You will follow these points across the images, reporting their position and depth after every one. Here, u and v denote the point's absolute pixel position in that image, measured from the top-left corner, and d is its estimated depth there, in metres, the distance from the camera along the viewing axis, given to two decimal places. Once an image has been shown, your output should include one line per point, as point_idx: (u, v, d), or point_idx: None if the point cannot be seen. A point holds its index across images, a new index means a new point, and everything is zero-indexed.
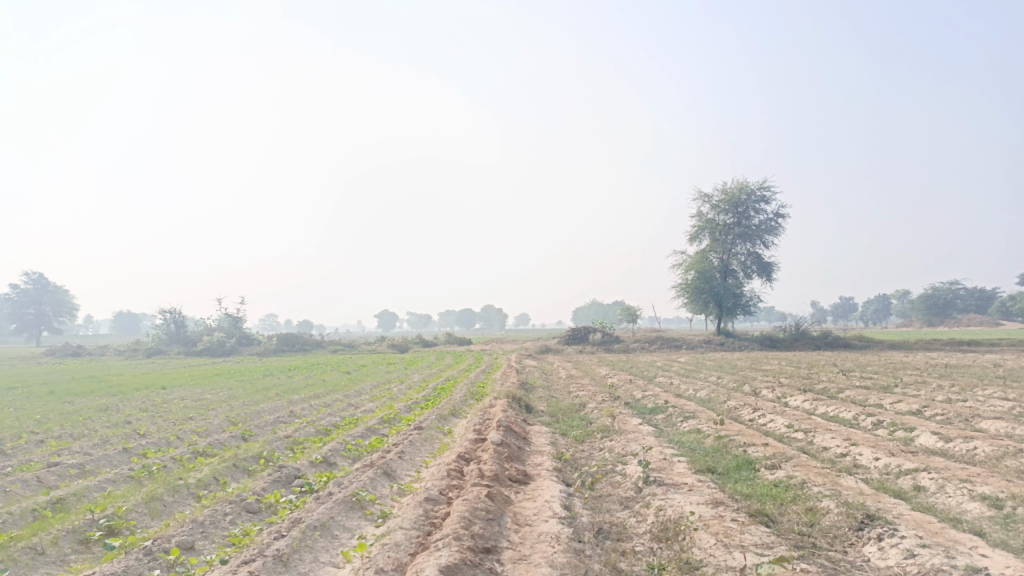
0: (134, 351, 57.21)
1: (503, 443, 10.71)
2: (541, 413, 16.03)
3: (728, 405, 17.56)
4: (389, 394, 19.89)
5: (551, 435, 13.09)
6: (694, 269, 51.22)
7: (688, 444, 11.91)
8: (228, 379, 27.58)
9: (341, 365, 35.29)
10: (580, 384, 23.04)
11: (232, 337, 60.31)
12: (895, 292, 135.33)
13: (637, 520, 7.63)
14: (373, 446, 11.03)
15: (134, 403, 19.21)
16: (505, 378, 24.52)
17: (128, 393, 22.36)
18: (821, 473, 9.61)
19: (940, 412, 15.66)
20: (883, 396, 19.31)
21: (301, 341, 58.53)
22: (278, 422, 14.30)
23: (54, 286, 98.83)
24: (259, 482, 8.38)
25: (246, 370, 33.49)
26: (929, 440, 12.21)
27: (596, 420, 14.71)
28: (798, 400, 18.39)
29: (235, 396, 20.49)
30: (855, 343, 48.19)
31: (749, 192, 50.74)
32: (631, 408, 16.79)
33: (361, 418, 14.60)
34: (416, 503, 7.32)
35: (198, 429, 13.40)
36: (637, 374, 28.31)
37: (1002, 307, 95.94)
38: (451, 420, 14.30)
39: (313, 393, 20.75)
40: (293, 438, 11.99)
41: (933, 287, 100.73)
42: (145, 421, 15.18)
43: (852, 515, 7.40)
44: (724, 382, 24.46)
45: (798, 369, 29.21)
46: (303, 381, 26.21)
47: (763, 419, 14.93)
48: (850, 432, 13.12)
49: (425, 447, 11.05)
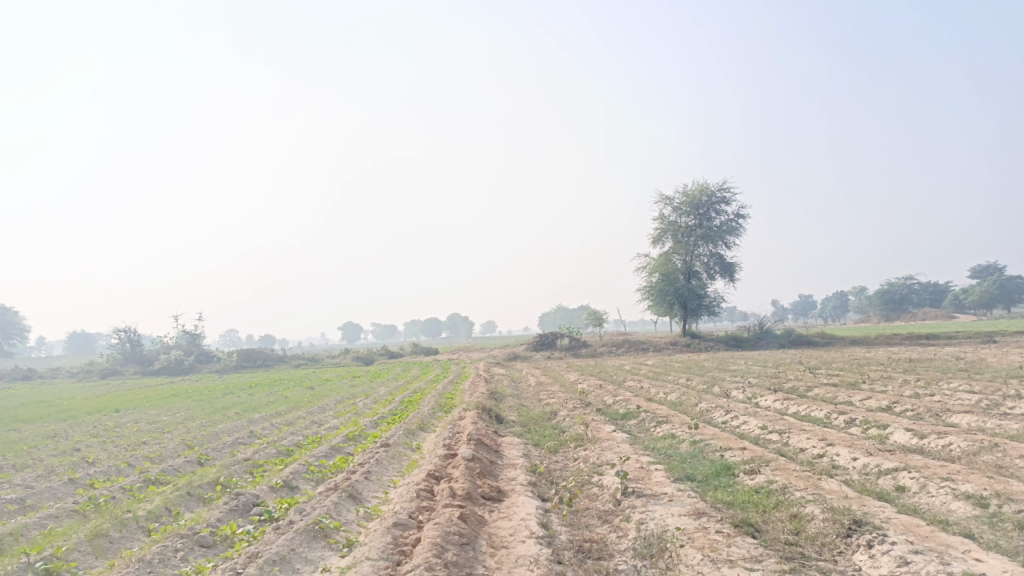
0: (88, 373, 55.25)
1: (474, 458, 10.28)
2: (512, 423, 15.63)
3: (701, 407, 17.39)
4: (354, 409, 19.30)
5: (523, 446, 12.71)
6: (658, 271, 51.42)
7: (663, 450, 11.61)
8: (186, 399, 26.60)
9: (304, 380, 34.44)
10: (550, 392, 22.69)
11: (190, 355, 58.65)
12: (852, 289, 138.10)
13: (618, 535, 7.27)
14: (338, 466, 10.51)
15: (85, 428, 18.29)
16: (473, 387, 24.07)
17: (79, 418, 21.34)
18: (801, 477, 9.37)
19: (910, 408, 15.65)
20: (852, 393, 19.34)
21: (262, 356, 57.29)
22: (238, 444, 13.66)
23: (3, 308, 95.39)
24: (214, 512, 7.81)
25: (205, 389, 32.45)
26: (903, 438, 12.11)
27: (569, 429, 14.35)
28: (768, 400, 18.31)
29: (193, 416, 19.67)
30: (817, 340, 48.80)
31: (709, 194, 51.18)
32: (603, 415, 16.48)
33: (325, 436, 14.03)
34: (384, 529, 6.85)
35: (152, 455, 12.68)
36: (607, 379, 28.12)
37: (955, 300, 98.35)
38: (419, 434, 13.81)
39: (275, 411, 20.04)
40: (252, 461, 11.38)
41: (890, 284, 102.85)
42: (94, 447, 14.35)
43: (839, 521, 7.14)
44: (694, 384, 24.34)
45: (765, 368, 29.28)
46: (264, 398, 25.42)
47: (736, 421, 14.74)
48: (825, 431, 12.98)
49: (393, 465, 10.56)
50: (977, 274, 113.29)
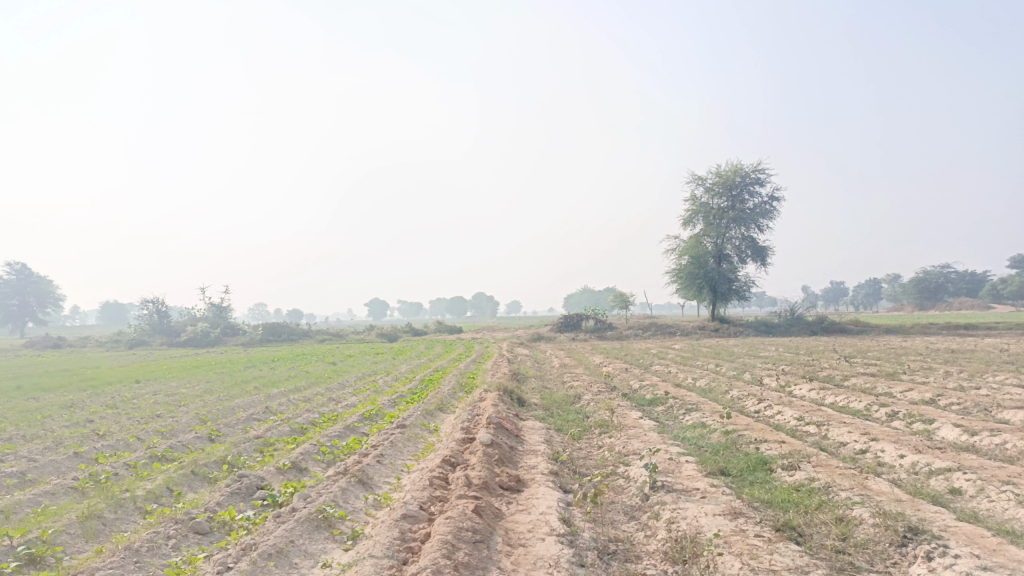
0: (116, 343, 55.77)
1: (494, 444, 9.71)
2: (534, 406, 15.06)
3: (732, 395, 16.65)
4: (373, 387, 18.90)
5: (545, 431, 12.14)
6: (688, 253, 50.36)
7: (693, 441, 10.94)
8: (207, 372, 26.49)
9: (326, 355, 34.14)
10: (574, 374, 22.08)
11: (216, 328, 58.99)
12: (885, 276, 135.13)
13: (646, 535, 6.65)
14: (351, 447, 10.01)
15: (102, 399, 18.09)
16: (496, 367, 23.56)
17: (99, 388, 21.23)
18: (847, 475, 8.65)
19: (956, 401, 14.78)
20: (891, 384, 18.43)
21: (287, 330, 57.44)
22: (251, 420, 13.25)
23: (38, 277, 96.78)
24: (214, 496, 7.33)
25: (227, 362, 32.37)
26: (952, 435, 11.30)
27: (593, 414, 13.73)
28: (803, 389, 17.48)
29: (212, 390, 19.40)
30: (851, 328, 47.46)
31: (743, 175, 49.82)
32: (629, 400, 15.84)
33: (341, 415, 13.56)
34: (391, 522, 6.31)
35: (163, 429, 12.34)
36: (633, 362, 27.44)
37: (993, 290, 95.53)
38: (438, 416, 13.28)
39: (294, 386, 19.73)
40: (263, 439, 10.93)
41: (925, 271, 100.16)
42: (107, 419, 14.05)
43: (892, 528, 6.43)
44: (723, 370, 23.58)
45: (797, 356, 28.33)
46: (285, 372, 25.13)
47: (770, 411, 14.00)
48: (866, 425, 12.21)
49: (408, 449, 10.05)
50: (1017, 264, 109.86)
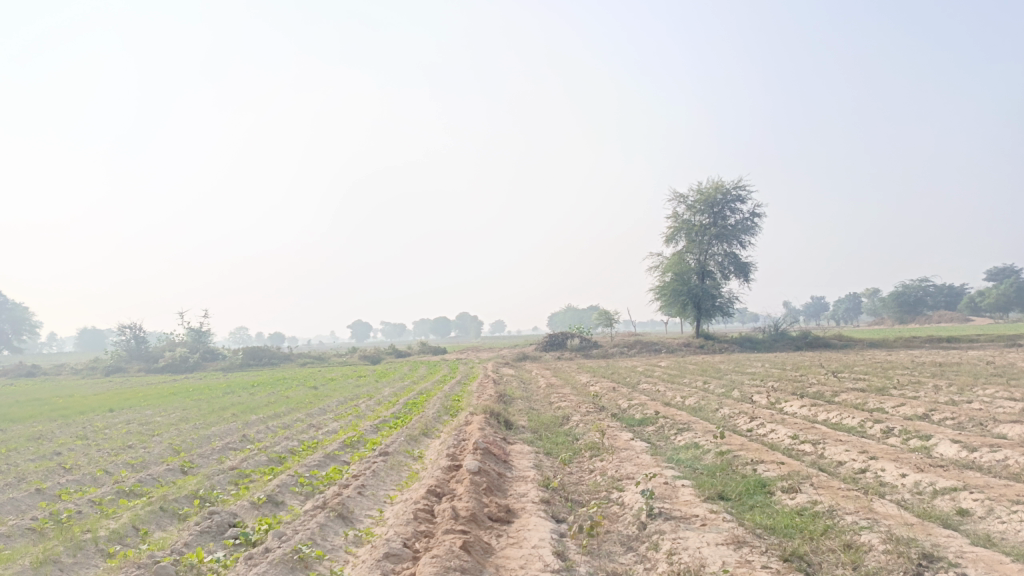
0: (92, 370, 54.54)
1: (481, 471, 9.28)
2: (521, 429, 14.63)
3: (722, 413, 16.33)
4: (356, 411, 18.34)
5: (534, 456, 11.72)
6: (671, 271, 50.29)
7: (687, 463, 10.56)
8: (184, 399, 25.76)
9: (308, 379, 33.49)
10: (561, 394, 21.66)
11: (196, 352, 57.94)
12: (865, 290, 136.34)
13: (646, 568, 6.25)
14: (331, 478, 9.52)
15: (72, 429, 17.39)
16: (482, 389, 23.13)
17: (70, 417, 20.49)
18: (850, 497, 8.30)
19: (950, 416, 14.54)
20: (882, 399, 18.19)
21: (268, 354, 56.57)
22: (227, 450, 12.70)
23: (13, 304, 95.03)
24: (182, 536, 6.82)
25: (206, 388, 31.61)
26: (952, 451, 11.01)
27: (583, 436, 13.32)
28: (794, 406, 17.19)
29: (188, 418, 18.74)
30: (835, 343, 47.48)
31: (724, 192, 50.01)
32: (618, 421, 15.46)
33: (321, 442, 13.04)
34: (372, 562, 5.84)
35: (132, 462, 11.76)
36: (619, 381, 27.11)
37: (971, 302, 96.62)
38: (422, 442, 12.81)
39: (274, 412, 19.14)
40: (238, 470, 10.41)
41: (904, 286, 101.09)
42: (75, 451, 13.43)
43: (905, 555, 6.07)
44: (711, 388, 23.27)
45: (784, 372, 28.13)
46: (265, 398, 24.50)
47: (763, 430, 13.66)
48: (863, 443, 11.90)
49: (391, 478, 9.58)
50: (994, 277, 111.17)
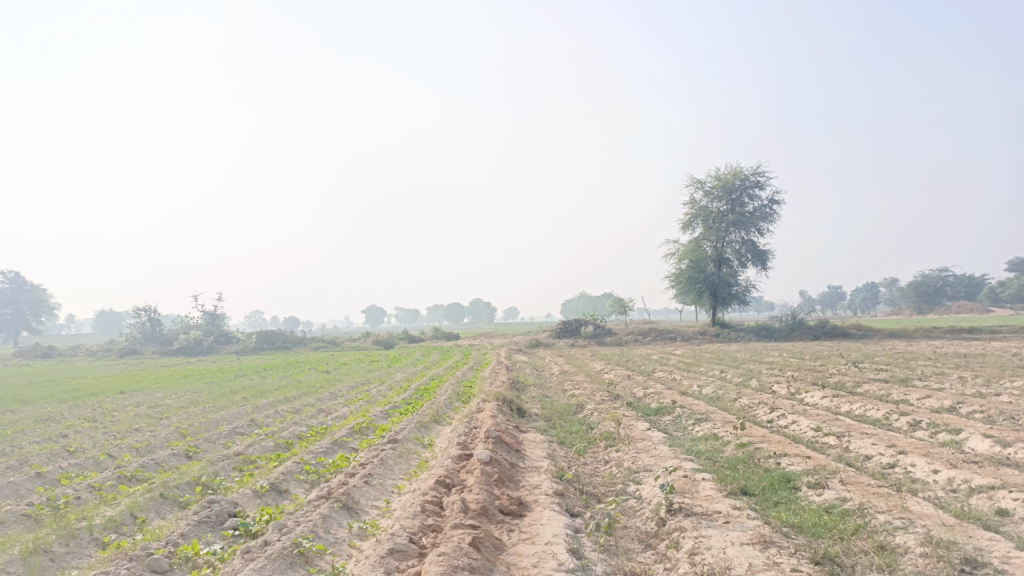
0: (107, 352, 54.76)
1: (492, 461, 8.93)
2: (534, 417, 14.27)
3: (741, 403, 15.89)
4: (366, 397, 18.06)
5: (547, 445, 11.36)
6: (687, 258, 49.63)
7: (706, 455, 10.17)
8: (196, 382, 25.63)
9: (320, 363, 33.38)
10: (575, 382, 21.27)
11: (209, 336, 58.04)
12: (883, 280, 134.64)
13: (666, 569, 5.89)
14: (337, 465, 9.23)
15: (81, 411, 17.21)
16: (494, 375, 22.79)
17: (81, 399, 20.39)
18: (881, 495, 7.87)
19: (979, 409, 14.00)
20: (907, 390, 17.65)
21: (282, 338, 56.59)
22: (234, 435, 12.44)
23: (31, 286, 95.71)
24: (179, 526, 6.52)
25: (218, 370, 31.51)
26: (984, 446, 10.52)
27: (598, 425, 12.94)
28: (815, 397, 16.69)
29: (197, 401, 18.55)
30: (854, 332, 46.71)
31: (743, 179, 49.15)
32: (634, 410, 15.04)
33: (330, 428, 12.74)
34: (375, 560, 5.50)
35: (137, 446, 11.50)
36: (635, 369, 26.67)
37: (991, 293, 95.03)
38: (433, 429, 12.49)
39: (284, 397, 18.90)
40: (243, 456, 10.13)
41: (923, 275, 99.66)
42: (82, 434, 13.24)
43: (946, 560, 5.65)
44: (728, 377, 22.79)
45: (803, 361, 27.53)
46: (276, 382, 24.30)
47: (784, 421, 13.22)
48: (890, 436, 11.44)
49: (400, 466, 9.25)
50: (1015, 268, 109.17)
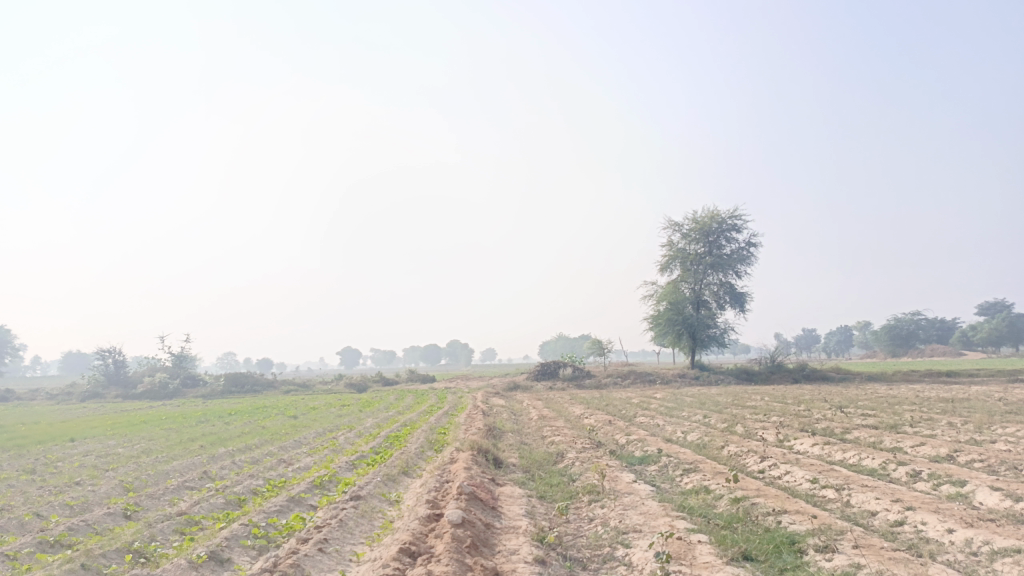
0: (67, 395, 52.68)
1: (465, 522, 7.99)
2: (511, 468, 13.35)
3: (729, 451, 15.07)
4: (333, 445, 16.98)
5: (526, 500, 10.44)
6: (666, 300, 49.21)
7: (699, 512, 9.30)
8: (153, 428, 24.21)
9: (288, 408, 32.07)
10: (555, 428, 20.33)
11: (176, 378, 56.22)
12: (857, 323, 135.71)
13: None
14: (291, 528, 8.22)
15: (22, 462, 15.94)
16: (470, 420, 21.80)
17: (25, 448, 18.99)
18: (898, 561, 7.03)
19: (978, 458, 13.31)
20: (898, 437, 16.94)
21: (251, 380, 54.95)
22: (183, 490, 11.35)
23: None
24: None
25: (180, 416, 30.04)
26: (994, 500, 9.79)
27: (580, 477, 12.06)
28: (806, 445, 15.93)
29: (152, 450, 17.31)
30: (833, 376, 46.34)
31: (720, 221, 49.14)
32: (617, 459, 14.18)
33: (289, 481, 11.72)
34: None
35: (72, 503, 10.39)
36: (615, 413, 25.81)
37: (963, 337, 95.76)
38: (401, 483, 11.51)
39: (245, 445, 17.70)
40: (186, 516, 9.07)
41: (896, 318, 100.49)
42: (14, 489, 12.02)
43: None
44: (712, 422, 22.02)
45: (787, 406, 26.86)
46: (239, 427, 23.08)
47: (777, 472, 12.44)
48: (892, 489, 10.67)
49: (361, 528, 8.29)
50: (985, 311, 110.61)
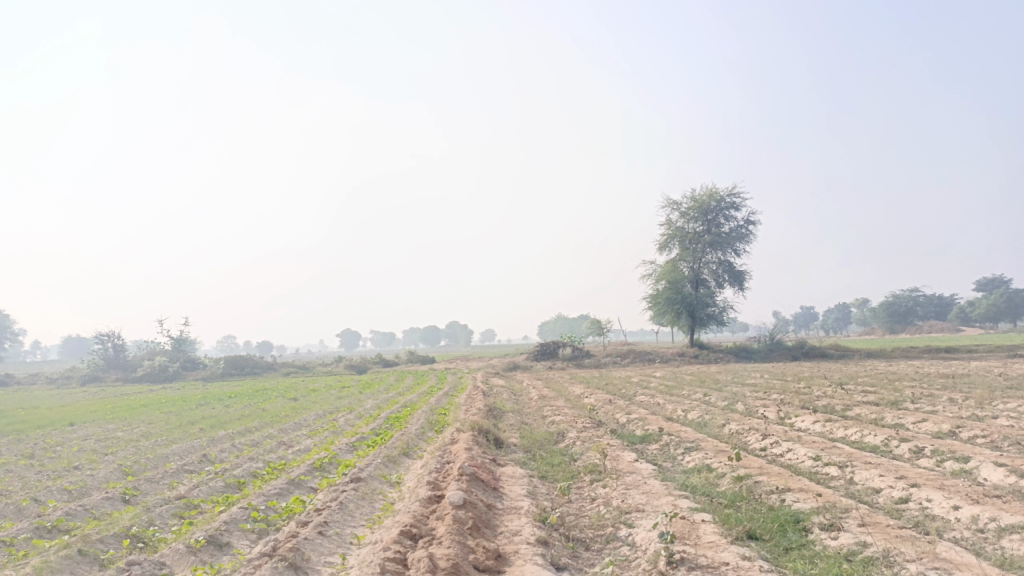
0: (67, 379, 52.68)
1: (466, 503, 7.90)
2: (512, 448, 13.28)
3: (730, 429, 15.00)
4: (332, 427, 16.91)
5: (528, 481, 10.36)
6: (664, 279, 49.07)
7: (702, 491, 9.23)
8: (153, 411, 24.16)
9: (288, 390, 32.04)
10: (555, 407, 20.27)
11: (175, 362, 56.22)
12: (855, 301, 135.76)
13: None
14: (291, 511, 8.14)
15: (21, 447, 15.85)
16: (470, 401, 21.76)
17: (24, 432, 18.92)
18: (905, 539, 6.95)
19: (981, 434, 13.25)
20: (900, 414, 16.88)
21: (251, 363, 54.95)
22: (182, 473, 11.27)
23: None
24: None
25: (179, 399, 29.99)
26: (998, 475, 9.74)
27: (581, 456, 11.99)
28: (807, 422, 15.87)
29: (151, 433, 17.24)
30: (832, 353, 46.35)
31: (718, 199, 48.86)
32: (618, 438, 14.12)
33: (289, 463, 11.65)
34: None
35: (70, 487, 10.30)
36: (615, 392, 25.79)
37: (961, 312, 95.85)
38: (401, 464, 11.44)
39: (244, 427, 17.64)
40: (185, 500, 8.98)
41: (894, 295, 100.47)
42: (12, 474, 11.94)
43: None
44: (712, 400, 21.99)
45: (787, 383, 26.81)
46: (239, 410, 23.04)
47: (779, 450, 12.38)
48: (896, 466, 10.60)
49: (362, 510, 8.21)
50: (983, 287, 110.67)
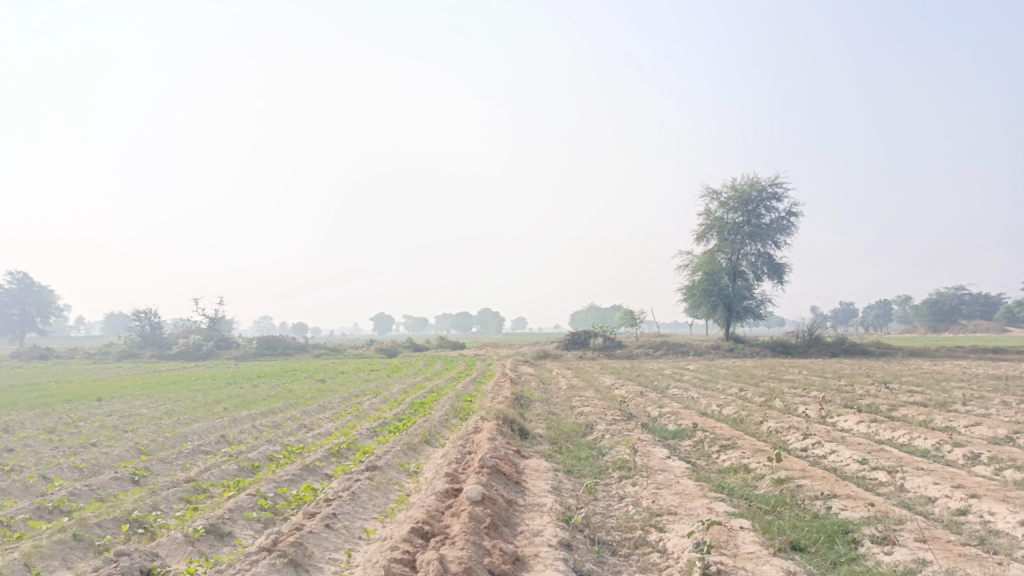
0: (105, 355, 53.45)
1: (485, 498, 7.38)
2: (538, 440, 12.72)
3: (769, 427, 14.24)
4: (356, 411, 16.51)
5: (552, 475, 9.81)
6: (701, 270, 47.95)
7: (740, 494, 8.57)
8: (180, 389, 24.17)
9: (316, 371, 31.85)
10: (584, 398, 19.66)
11: (209, 341, 56.67)
12: (896, 297, 132.12)
13: None
14: (301, 500, 7.71)
15: (45, 421, 15.76)
16: (497, 388, 21.24)
17: (52, 406, 18.90)
18: (971, 559, 6.20)
19: None
20: (950, 416, 15.91)
21: (283, 344, 55.21)
22: (197, 455, 10.93)
23: (40, 286, 94.72)
24: None
25: (208, 378, 29.96)
26: None
27: (610, 451, 11.39)
28: (851, 422, 15.01)
29: (174, 412, 17.03)
30: (873, 351, 44.85)
31: (760, 189, 47.43)
32: (649, 433, 13.47)
33: (307, 448, 11.26)
34: None
35: (82, 465, 10.03)
36: (647, 385, 25.07)
37: (1009, 312, 92.58)
38: (421, 453, 10.95)
39: (268, 408, 17.38)
40: (193, 483, 8.61)
41: (938, 292, 97.39)
42: (28, 449, 11.74)
43: None
44: (749, 396, 21.15)
45: (828, 380, 25.78)
46: (266, 390, 22.91)
47: (822, 451, 11.63)
48: (951, 474, 9.80)
49: (375, 501, 7.75)
50: None
